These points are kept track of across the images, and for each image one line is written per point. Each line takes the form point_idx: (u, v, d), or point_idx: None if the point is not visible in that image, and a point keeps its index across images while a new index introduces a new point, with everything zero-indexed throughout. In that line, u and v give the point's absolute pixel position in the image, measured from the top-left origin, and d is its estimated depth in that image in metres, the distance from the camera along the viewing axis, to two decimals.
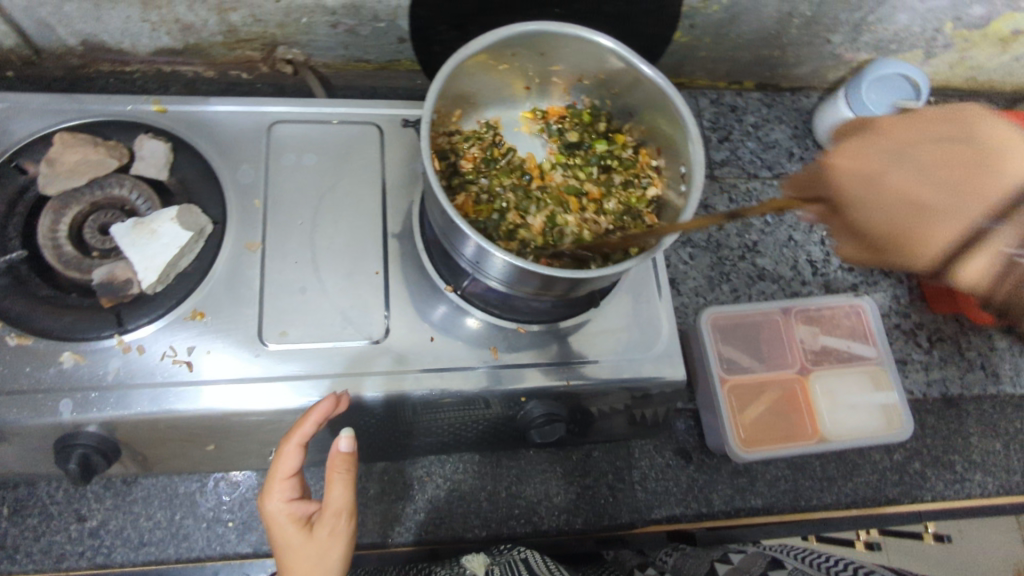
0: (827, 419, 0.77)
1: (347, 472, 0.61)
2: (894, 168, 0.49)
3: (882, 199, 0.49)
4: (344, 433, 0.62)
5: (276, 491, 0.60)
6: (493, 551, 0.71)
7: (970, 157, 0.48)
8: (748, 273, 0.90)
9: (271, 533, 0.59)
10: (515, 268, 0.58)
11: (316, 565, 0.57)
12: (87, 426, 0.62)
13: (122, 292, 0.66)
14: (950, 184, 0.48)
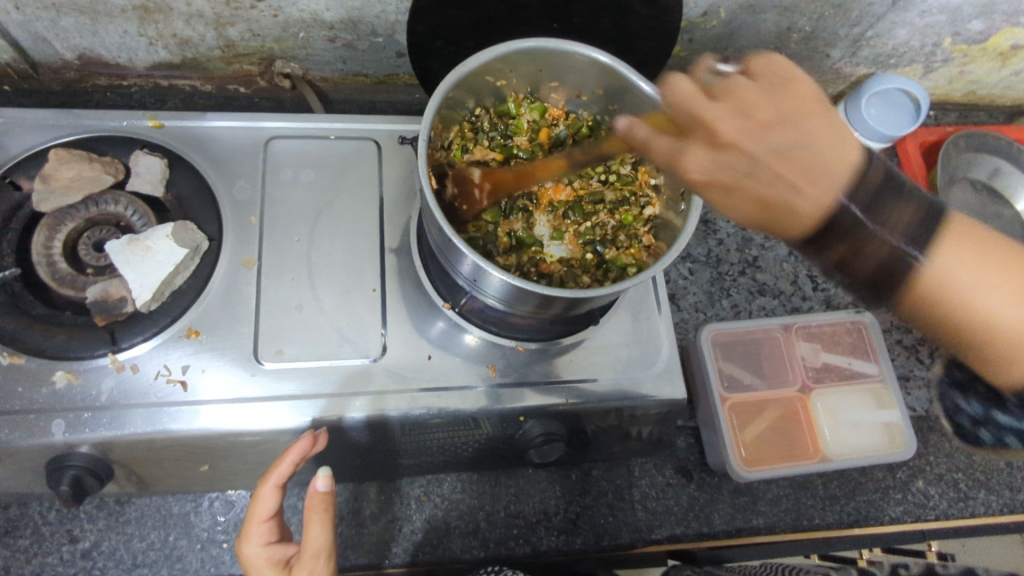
0: (828, 438, 0.76)
1: (324, 511, 0.64)
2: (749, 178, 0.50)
3: (740, 199, 0.50)
4: (319, 474, 0.64)
5: (254, 534, 0.63)
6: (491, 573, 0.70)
7: (795, 137, 0.50)
8: (748, 288, 0.90)
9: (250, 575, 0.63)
10: (513, 287, 0.57)
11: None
12: (79, 446, 0.61)
13: (116, 310, 0.65)
14: (783, 172, 0.49)
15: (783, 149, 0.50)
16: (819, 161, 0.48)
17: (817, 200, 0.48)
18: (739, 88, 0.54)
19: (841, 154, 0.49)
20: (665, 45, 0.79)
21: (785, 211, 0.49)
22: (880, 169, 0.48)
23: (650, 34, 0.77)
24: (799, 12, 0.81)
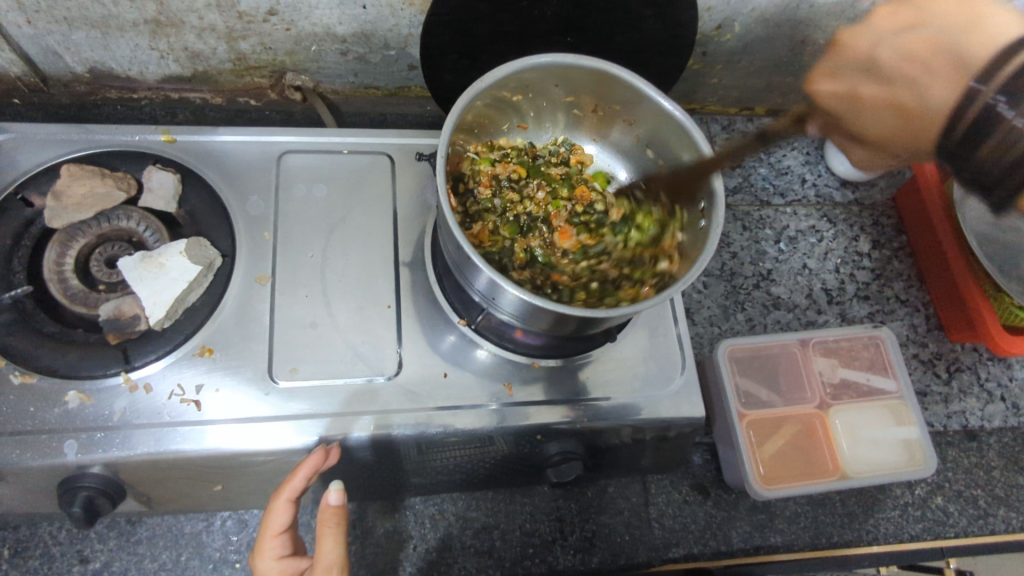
0: (848, 455, 0.75)
1: (336, 525, 0.63)
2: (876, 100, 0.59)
3: (863, 110, 0.60)
4: (332, 487, 0.64)
5: (269, 549, 0.63)
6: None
7: (954, 47, 0.55)
8: (763, 301, 0.89)
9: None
10: (532, 305, 0.57)
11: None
12: (91, 467, 0.60)
13: (129, 328, 0.64)
14: (913, 68, 0.58)
15: (909, 63, 0.58)
16: (956, 51, 0.55)
17: (941, 92, 0.55)
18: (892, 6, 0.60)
19: (995, 25, 0.54)
20: (679, 58, 0.78)
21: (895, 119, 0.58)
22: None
23: (665, 48, 0.77)
24: (813, 25, 0.81)
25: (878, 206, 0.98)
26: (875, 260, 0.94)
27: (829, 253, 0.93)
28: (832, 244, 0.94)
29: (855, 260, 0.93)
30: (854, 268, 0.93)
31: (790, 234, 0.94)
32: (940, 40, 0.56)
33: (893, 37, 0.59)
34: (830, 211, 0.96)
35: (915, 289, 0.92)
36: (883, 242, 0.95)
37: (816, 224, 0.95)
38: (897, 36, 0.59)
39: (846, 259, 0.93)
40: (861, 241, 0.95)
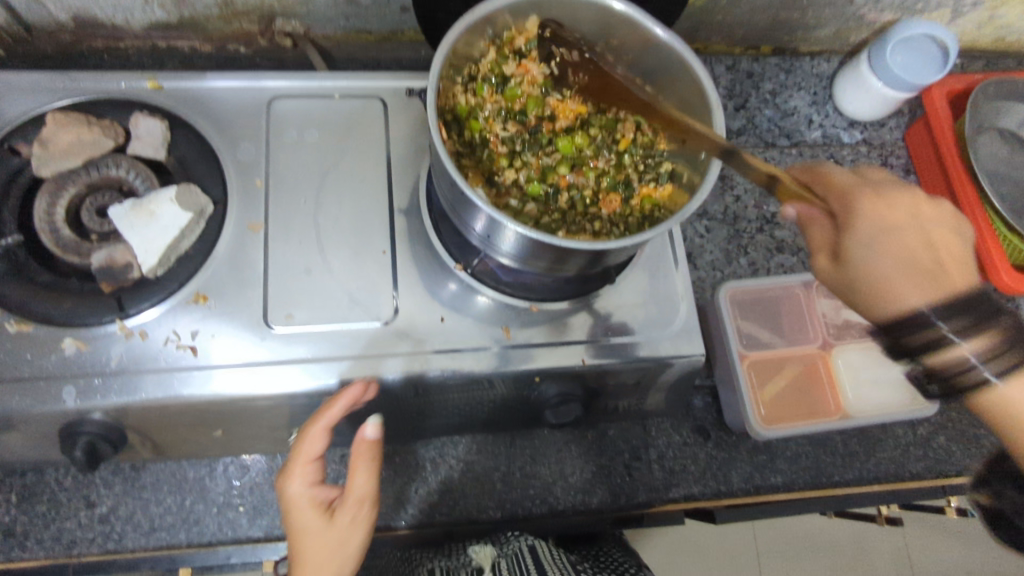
0: (850, 394, 0.75)
1: (372, 461, 0.61)
2: (957, 264, 0.59)
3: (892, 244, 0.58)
4: (370, 422, 0.61)
5: (302, 473, 0.60)
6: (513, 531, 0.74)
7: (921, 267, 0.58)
8: (766, 245, 0.87)
9: (291, 516, 0.60)
10: (529, 243, 0.56)
11: (336, 551, 0.58)
12: (91, 413, 0.61)
13: (123, 277, 0.63)
14: (912, 263, 0.58)
15: (909, 258, 0.58)
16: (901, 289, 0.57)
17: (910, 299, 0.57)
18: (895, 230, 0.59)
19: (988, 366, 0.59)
20: None
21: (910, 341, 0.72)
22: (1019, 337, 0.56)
23: None
24: None
25: (887, 146, 0.95)
26: None
27: None
28: None
29: None
30: None
31: None
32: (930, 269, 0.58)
33: (894, 256, 0.58)
34: (837, 152, 0.94)
35: None
36: None
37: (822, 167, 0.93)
38: (883, 246, 0.58)
39: None
40: None
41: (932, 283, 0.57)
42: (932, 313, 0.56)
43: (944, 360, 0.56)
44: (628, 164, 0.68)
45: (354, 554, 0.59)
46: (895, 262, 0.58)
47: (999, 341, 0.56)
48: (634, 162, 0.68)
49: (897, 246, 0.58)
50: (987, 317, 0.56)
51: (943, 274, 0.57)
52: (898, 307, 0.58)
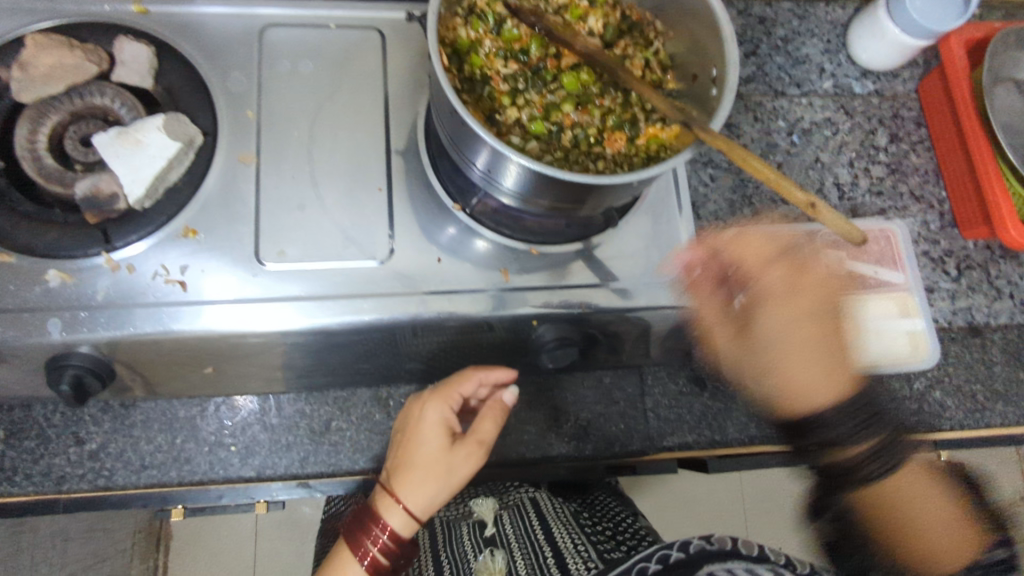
0: (850, 345, 0.75)
1: (502, 418, 0.68)
2: (836, 372, 0.72)
3: (789, 361, 0.73)
4: (511, 389, 0.69)
5: (443, 401, 0.67)
6: (513, 492, 0.91)
7: (817, 353, 0.74)
8: (771, 196, 0.85)
9: (419, 432, 0.66)
10: (534, 179, 0.54)
11: (445, 474, 0.65)
12: (77, 346, 0.59)
13: (108, 207, 0.61)
14: (817, 369, 0.73)
15: (808, 358, 0.74)
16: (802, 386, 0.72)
17: (829, 393, 0.71)
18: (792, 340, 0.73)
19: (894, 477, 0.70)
20: None
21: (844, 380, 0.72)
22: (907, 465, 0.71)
23: None
24: None
25: (900, 97, 0.92)
26: (891, 155, 0.89)
27: (844, 146, 0.89)
28: (848, 137, 0.89)
29: (871, 154, 0.89)
30: (869, 162, 0.88)
31: (804, 126, 0.89)
32: (825, 346, 0.73)
33: (793, 335, 0.73)
34: (848, 102, 0.90)
35: (931, 185, 0.88)
36: (902, 136, 0.90)
37: (832, 117, 0.90)
38: (789, 324, 0.74)
39: (862, 153, 0.89)
40: (879, 135, 0.90)
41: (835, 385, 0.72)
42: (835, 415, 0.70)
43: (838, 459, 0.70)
44: (634, 102, 0.65)
45: (453, 483, 0.65)
46: (791, 346, 0.73)
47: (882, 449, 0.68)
48: (641, 101, 0.64)
49: (807, 360, 0.73)
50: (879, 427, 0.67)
51: (834, 377, 0.72)
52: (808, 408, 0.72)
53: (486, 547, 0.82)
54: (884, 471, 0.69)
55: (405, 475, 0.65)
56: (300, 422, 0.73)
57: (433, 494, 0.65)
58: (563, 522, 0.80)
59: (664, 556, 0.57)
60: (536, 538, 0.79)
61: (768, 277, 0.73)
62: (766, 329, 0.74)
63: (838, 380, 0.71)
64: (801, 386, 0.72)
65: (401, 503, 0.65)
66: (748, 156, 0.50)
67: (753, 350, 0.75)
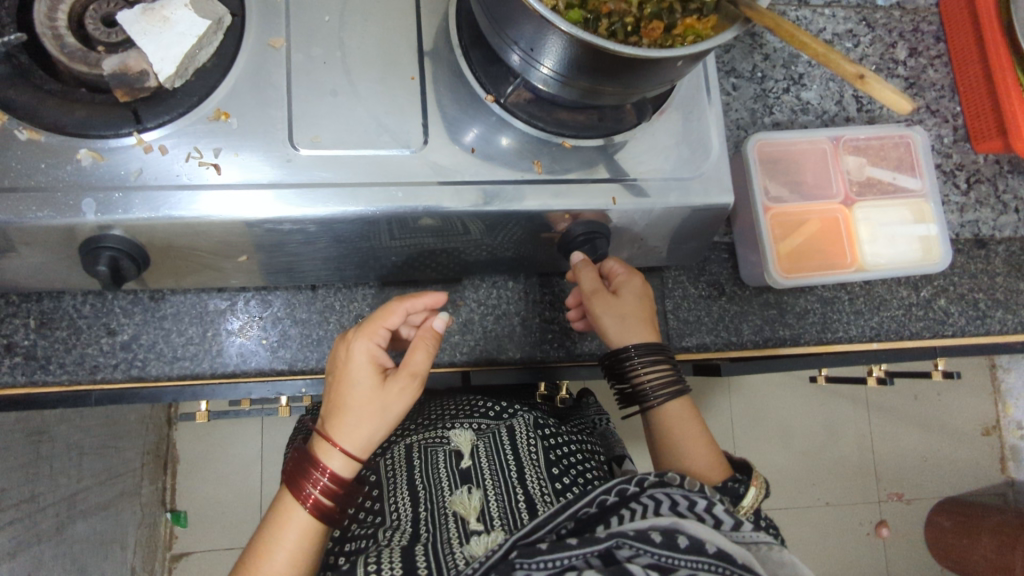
0: (867, 248, 0.77)
1: (435, 346, 0.63)
2: (844, 232, 0.78)
3: (808, 255, 0.77)
4: (442, 315, 0.64)
5: (369, 335, 0.62)
6: (480, 413, 0.78)
7: (826, 236, 0.78)
8: (792, 106, 0.86)
9: (348, 371, 0.61)
10: (581, 52, 0.54)
11: (380, 412, 0.60)
12: (112, 228, 0.59)
13: (138, 85, 0.58)
14: (830, 249, 0.77)
15: (823, 242, 0.77)
16: (825, 264, 0.77)
17: (847, 262, 0.77)
18: (805, 231, 0.77)
19: (672, 409, 0.70)
20: None
21: (657, 332, 0.71)
22: (679, 389, 0.69)
23: None
24: None
25: (920, 11, 0.91)
26: (910, 69, 0.89)
27: (864, 58, 0.89)
28: (868, 49, 0.89)
29: (890, 68, 0.89)
30: (887, 75, 0.89)
31: (825, 37, 0.89)
32: (827, 231, 0.78)
33: (805, 234, 0.77)
34: (870, 15, 0.90)
35: (947, 100, 0.89)
36: (922, 50, 0.90)
37: (854, 29, 0.90)
38: (801, 235, 0.77)
39: (881, 66, 0.89)
40: (898, 48, 0.90)
41: (843, 251, 0.77)
42: (635, 351, 0.68)
43: (630, 381, 0.69)
44: None
45: (389, 419, 0.61)
46: (804, 239, 0.77)
47: (668, 380, 0.69)
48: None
49: (817, 242, 0.77)
50: (661, 356, 0.69)
51: (843, 247, 0.77)
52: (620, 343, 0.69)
53: (464, 483, 0.69)
54: (672, 397, 0.69)
55: (339, 418, 0.60)
56: (329, 317, 0.76)
57: (370, 433, 0.60)
58: (536, 458, 0.72)
59: (619, 488, 0.58)
60: (511, 475, 0.70)
61: (637, 283, 0.71)
62: (787, 243, 0.76)
63: (847, 248, 0.77)
64: (627, 330, 0.69)
65: (338, 446, 0.60)
66: (796, 31, 0.49)
67: (615, 305, 0.69)
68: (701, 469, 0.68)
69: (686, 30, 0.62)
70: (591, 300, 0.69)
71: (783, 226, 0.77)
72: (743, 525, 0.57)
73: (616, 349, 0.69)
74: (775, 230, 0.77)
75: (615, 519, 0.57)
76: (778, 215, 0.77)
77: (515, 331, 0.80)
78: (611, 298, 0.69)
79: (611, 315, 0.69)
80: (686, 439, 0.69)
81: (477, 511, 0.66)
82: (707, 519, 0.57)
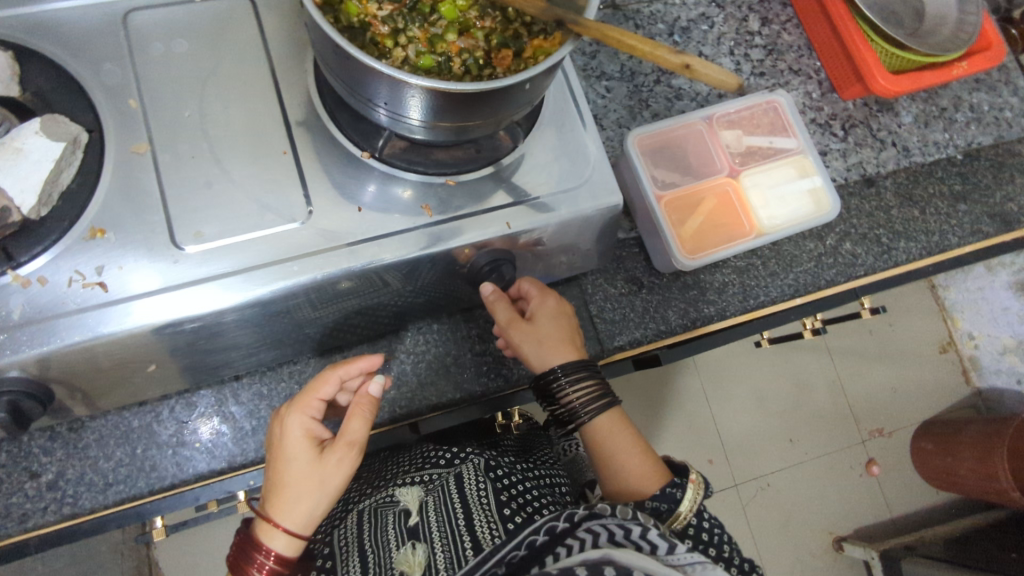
0: (761, 213, 0.80)
1: (373, 412, 0.63)
2: (737, 202, 0.81)
3: (709, 230, 0.79)
4: (377, 379, 0.64)
5: (302, 409, 0.61)
6: (432, 463, 0.77)
7: (722, 208, 0.81)
8: (666, 95, 0.89)
9: (283, 448, 0.60)
10: (435, 100, 0.55)
11: (320, 485, 0.59)
12: (7, 371, 0.57)
13: (1, 223, 0.58)
14: (728, 220, 0.80)
15: (720, 216, 0.80)
16: (726, 235, 0.79)
17: (746, 230, 0.80)
18: (702, 209, 0.80)
19: (602, 426, 0.72)
20: None
21: (580, 349, 0.73)
22: (608, 400, 0.72)
23: None
24: None
25: None
26: (765, 37, 0.94)
27: (722, 36, 0.93)
28: (723, 28, 0.94)
29: (747, 40, 0.94)
30: (746, 47, 0.93)
31: (682, 25, 0.93)
32: (722, 204, 0.81)
33: (702, 212, 0.80)
34: None
35: (806, 58, 0.94)
36: (772, 17, 0.95)
37: (705, 11, 0.94)
38: (698, 213, 0.80)
39: (739, 40, 0.93)
40: (751, 20, 0.94)
41: (740, 219, 0.80)
42: (561, 371, 0.70)
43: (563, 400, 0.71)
44: (513, 16, 0.65)
45: (332, 491, 0.60)
46: (702, 217, 0.80)
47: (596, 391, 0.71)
48: (519, 15, 0.65)
49: (714, 218, 0.80)
50: (587, 371, 0.71)
51: (739, 216, 0.80)
52: (545, 366, 0.71)
53: (409, 540, 0.68)
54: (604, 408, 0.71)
55: (278, 496, 0.59)
56: (260, 404, 0.74)
57: (312, 508, 0.59)
58: (485, 502, 0.70)
59: (550, 526, 0.61)
60: (459, 524, 0.68)
61: (550, 303, 0.74)
62: (686, 224, 0.79)
63: (743, 216, 0.80)
64: (548, 355, 0.71)
65: (280, 526, 0.59)
66: (621, 34, 0.52)
67: (533, 332, 0.71)
68: (635, 478, 0.71)
69: (535, 51, 0.64)
70: (508, 330, 0.71)
71: (679, 209, 0.80)
72: (678, 548, 0.59)
73: (544, 373, 0.71)
74: (673, 215, 0.79)
75: (551, 557, 0.60)
76: (671, 200, 0.80)
77: (452, 372, 0.80)
78: (528, 323, 0.71)
79: (531, 342, 0.71)
80: (619, 451, 0.72)
81: (422, 567, 0.66)
82: (643, 545, 0.59)
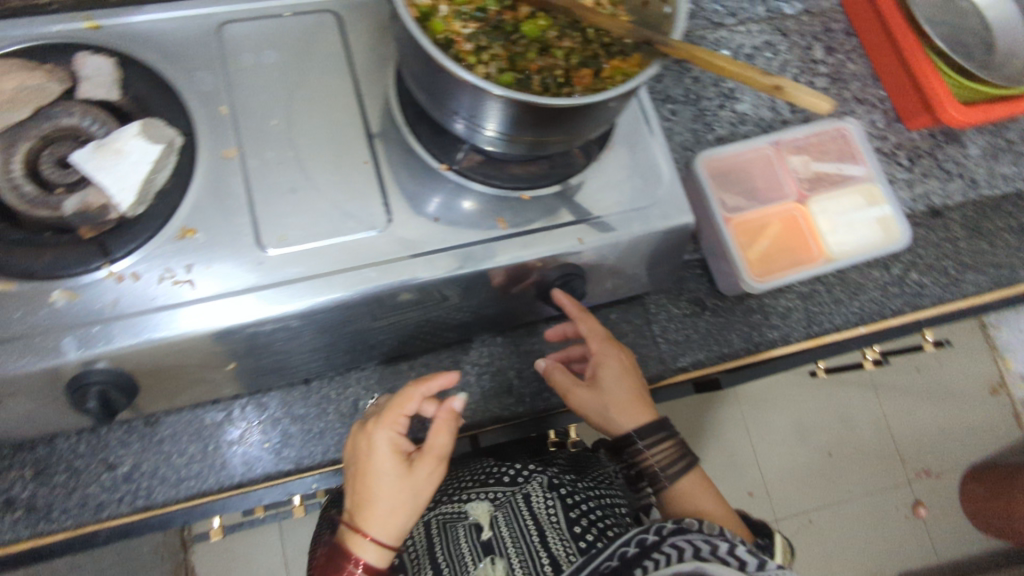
0: (830, 238, 0.80)
1: (456, 426, 0.63)
2: (806, 227, 0.81)
3: (778, 255, 0.79)
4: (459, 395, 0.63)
5: (388, 423, 0.61)
6: (496, 478, 0.78)
7: (791, 233, 0.81)
8: (730, 120, 0.90)
9: (372, 462, 0.60)
10: (519, 111, 0.56)
11: (411, 498, 0.61)
12: (95, 363, 0.59)
13: (101, 219, 0.62)
14: (797, 245, 0.80)
15: (789, 241, 0.80)
16: (796, 259, 0.79)
17: (816, 255, 0.79)
18: (771, 233, 0.80)
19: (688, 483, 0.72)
20: None
21: (648, 404, 0.72)
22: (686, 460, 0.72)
23: None
24: None
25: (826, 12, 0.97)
26: (830, 66, 0.94)
27: (787, 64, 0.94)
28: (788, 56, 0.94)
29: (812, 68, 0.94)
30: (811, 75, 0.94)
31: (746, 51, 0.94)
32: (791, 229, 0.81)
33: (771, 236, 0.80)
34: (782, 24, 0.96)
35: (871, 87, 0.94)
36: (837, 46, 0.95)
37: (770, 39, 0.95)
38: (767, 237, 0.80)
39: (804, 68, 0.94)
40: (815, 49, 0.95)
41: (810, 244, 0.80)
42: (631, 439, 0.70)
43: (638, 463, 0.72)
44: (593, 38, 0.67)
45: (420, 503, 0.62)
46: (771, 241, 0.79)
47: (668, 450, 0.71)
48: (598, 36, 0.66)
49: (783, 242, 0.80)
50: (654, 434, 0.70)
51: (809, 241, 0.80)
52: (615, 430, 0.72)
53: (486, 556, 0.73)
54: (677, 468, 0.71)
55: (368, 510, 0.60)
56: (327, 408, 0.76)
57: (403, 521, 0.60)
58: (554, 518, 0.72)
59: (639, 539, 0.62)
60: (532, 539, 0.72)
61: (611, 359, 0.72)
62: (755, 247, 0.79)
63: (813, 242, 0.80)
64: (615, 420, 0.71)
65: (371, 539, 0.60)
66: (711, 54, 0.52)
67: (597, 396, 0.72)
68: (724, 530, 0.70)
69: (613, 71, 0.65)
70: (571, 398, 0.73)
71: (747, 233, 0.80)
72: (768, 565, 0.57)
73: (617, 436, 0.72)
74: (741, 239, 0.79)
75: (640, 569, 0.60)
76: (738, 223, 0.80)
77: (513, 386, 0.81)
78: (589, 391, 0.72)
79: (597, 407, 0.72)
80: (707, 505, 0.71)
81: None
82: (732, 561, 0.57)
